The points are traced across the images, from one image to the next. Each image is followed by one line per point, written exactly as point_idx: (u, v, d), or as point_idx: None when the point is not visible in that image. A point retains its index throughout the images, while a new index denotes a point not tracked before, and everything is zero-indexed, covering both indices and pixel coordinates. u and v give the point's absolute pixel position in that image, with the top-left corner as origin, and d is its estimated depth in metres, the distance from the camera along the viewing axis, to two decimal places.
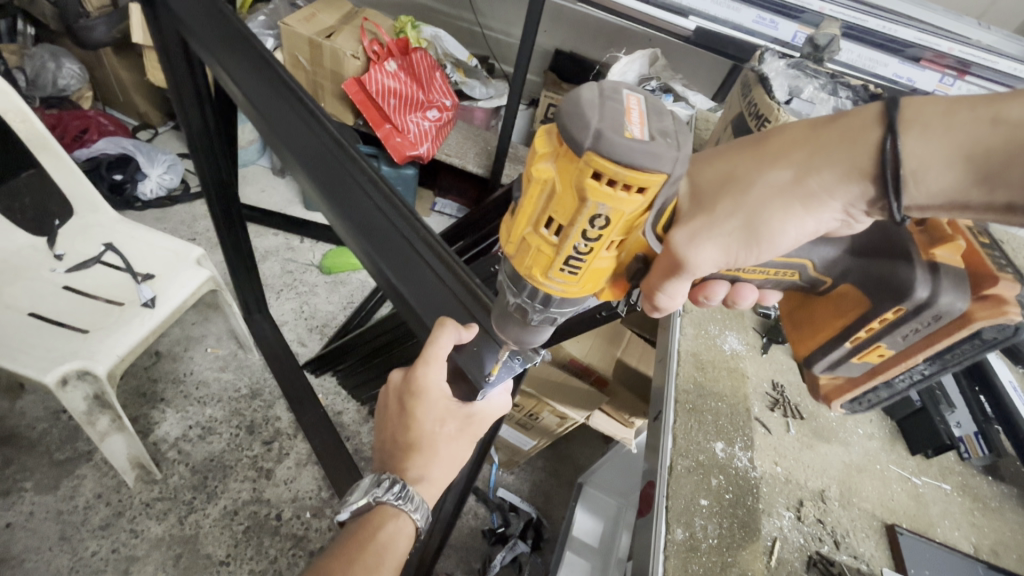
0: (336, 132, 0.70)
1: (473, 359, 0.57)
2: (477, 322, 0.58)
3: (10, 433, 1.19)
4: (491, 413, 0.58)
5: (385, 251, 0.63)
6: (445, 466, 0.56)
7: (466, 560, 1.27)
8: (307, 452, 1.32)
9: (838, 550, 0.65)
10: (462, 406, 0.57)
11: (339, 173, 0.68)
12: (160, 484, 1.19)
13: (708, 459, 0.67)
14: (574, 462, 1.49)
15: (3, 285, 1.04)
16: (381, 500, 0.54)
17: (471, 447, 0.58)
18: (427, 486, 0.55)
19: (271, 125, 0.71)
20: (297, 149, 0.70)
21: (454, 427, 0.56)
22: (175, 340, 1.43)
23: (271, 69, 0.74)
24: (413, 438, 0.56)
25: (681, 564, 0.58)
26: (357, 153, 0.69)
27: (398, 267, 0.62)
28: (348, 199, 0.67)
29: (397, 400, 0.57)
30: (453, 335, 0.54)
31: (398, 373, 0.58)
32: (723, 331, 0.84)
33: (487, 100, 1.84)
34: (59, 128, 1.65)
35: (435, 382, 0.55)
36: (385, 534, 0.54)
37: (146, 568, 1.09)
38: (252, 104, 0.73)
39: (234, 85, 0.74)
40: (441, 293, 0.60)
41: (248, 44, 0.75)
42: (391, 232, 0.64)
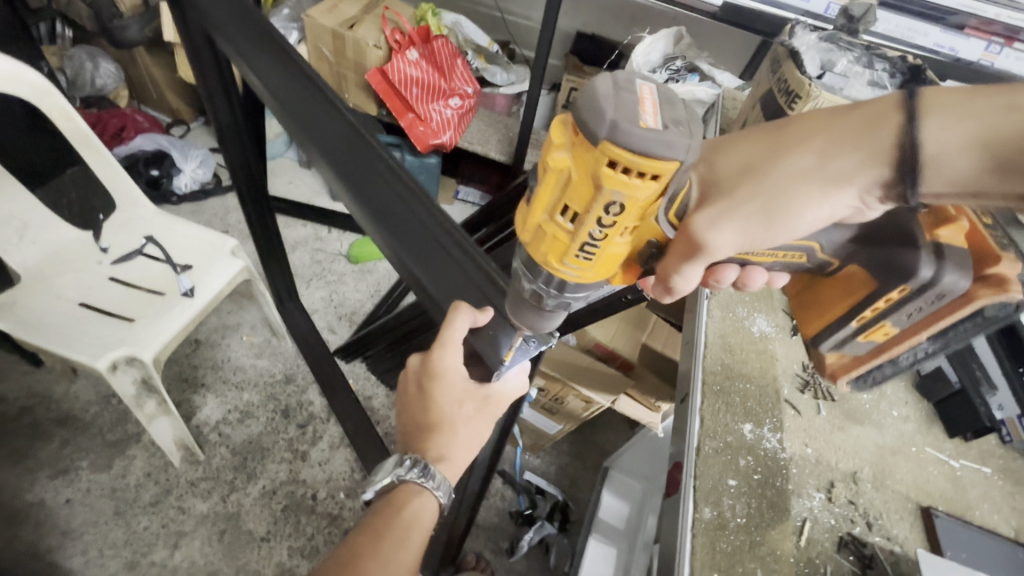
0: (354, 120, 0.71)
1: (489, 342, 0.57)
2: (493, 307, 0.58)
3: (66, 416, 1.27)
4: (508, 393, 0.59)
5: (404, 238, 0.64)
6: (467, 446, 0.58)
7: (494, 539, 1.30)
8: (340, 435, 1.36)
9: (871, 531, 0.64)
10: (480, 387, 0.58)
11: (358, 162, 0.69)
12: (203, 465, 1.25)
13: (737, 440, 0.66)
14: (600, 446, 1.49)
15: (57, 276, 1.11)
16: (404, 478, 0.55)
17: (491, 428, 0.59)
18: (448, 465, 0.56)
19: (294, 120, 0.73)
20: (319, 141, 0.71)
21: (473, 408, 0.58)
22: (213, 328, 1.48)
23: (292, 60, 0.75)
24: (433, 419, 0.57)
25: (708, 543, 0.57)
26: (374, 139, 0.69)
27: (417, 254, 0.63)
28: (368, 188, 0.68)
29: (416, 383, 0.59)
30: (466, 317, 0.55)
31: (415, 358, 0.60)
32: (752, 313, 0.82)
33: (507, 86, 1.81)
34: (99, 127, 1.73)
35: (453, 364, 0.56)
36: (410, 511, 0.55)
37: (193, 543, 1.15)
38: (277, 101, 0.75)
39: (260, 81, 0.77)
40: (459, 279, 0.61)
41: (269, 36, 0.77)
42: (408, 219, 0.65)
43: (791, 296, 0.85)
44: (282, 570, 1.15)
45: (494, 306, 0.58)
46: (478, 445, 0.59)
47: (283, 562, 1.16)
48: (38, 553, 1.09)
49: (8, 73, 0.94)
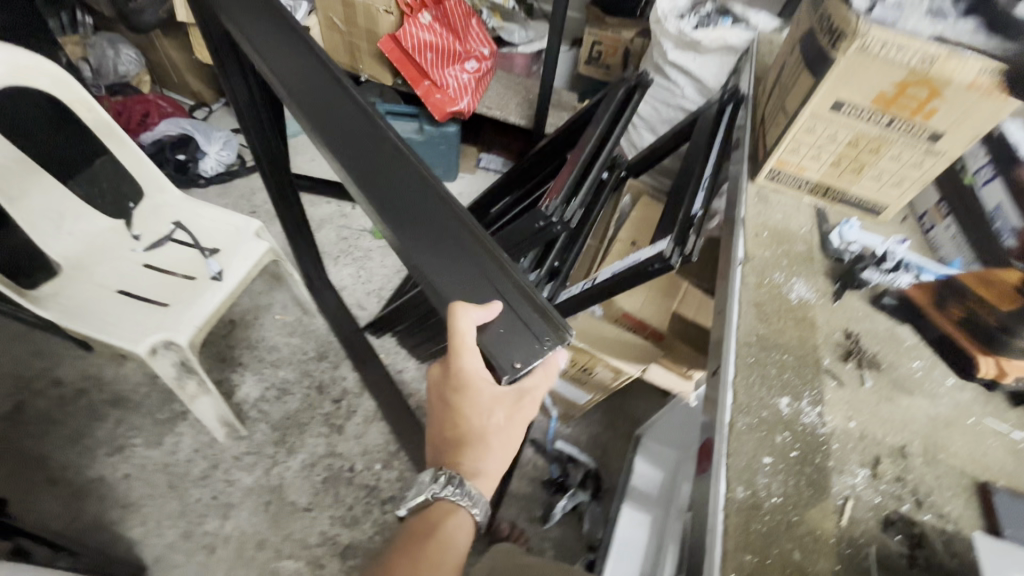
0: (360, 99, 0.67)
1: (503, 343, 0.50)
2: (504, 302, 0.53)
3: (118, 396, 1.34)
4: (539, 392, 0.54)
5: (407, 224, 0.57)
6: (499, 457, 0.56)
7: (527, 507, 1.32)
8: (373, 409, 1.39)
9: (920, 510, 0.58)
10: (507, 393, 0.53)
11: (365, 145, 0.63)
12: (246, 441, 1.31)
13: (773, 416, 0.62)
14: (631, 414, 1.48)
15: (95, 264, 1.15)
16: (439, 495, 0.54)
17: (525, 428, 0.56)
18: (483, 480, 0.55)
19: (296, 97, 0.68)
20: (322, 121, 0.66)
21: (502, 416, 0.54)
22: (247, 308, 1.53)
23: (304, 45, 0.72)
24: (463, 433, 0.55)
25: (741, 523, 0.54)
26: (382, 122, 0.65)
27: (420, 241, 0.56)
28: (370, 170, 0.61)
29: (438, 395, 0.55)
30: (472, 317, 0.49)
31: (436, 369, 0.56)
32: (789, 278, 0.77)
33: (526, 44, 1.74)
34: (125, 116, 1.76)
35: (473, 369, 0.52)
36: (447, 528, 0.54)
37: (242, 513, 1.22)
38: (279, 79, 0.70)
39: (260, 59, 0.72)
40: (469, 271, 0.55)
41: (276, 15, 0.75)
42: (412, 200, 0.59)
43: (832, 257, 0.81)
44: (325, 539, 1.20)
45: (505, 301, 0.53)
46: (512, 452, 0.57)
47: (326, 531, 1.21)
48: (104, 523, 1.17)
49: (28, 62, 0.98)
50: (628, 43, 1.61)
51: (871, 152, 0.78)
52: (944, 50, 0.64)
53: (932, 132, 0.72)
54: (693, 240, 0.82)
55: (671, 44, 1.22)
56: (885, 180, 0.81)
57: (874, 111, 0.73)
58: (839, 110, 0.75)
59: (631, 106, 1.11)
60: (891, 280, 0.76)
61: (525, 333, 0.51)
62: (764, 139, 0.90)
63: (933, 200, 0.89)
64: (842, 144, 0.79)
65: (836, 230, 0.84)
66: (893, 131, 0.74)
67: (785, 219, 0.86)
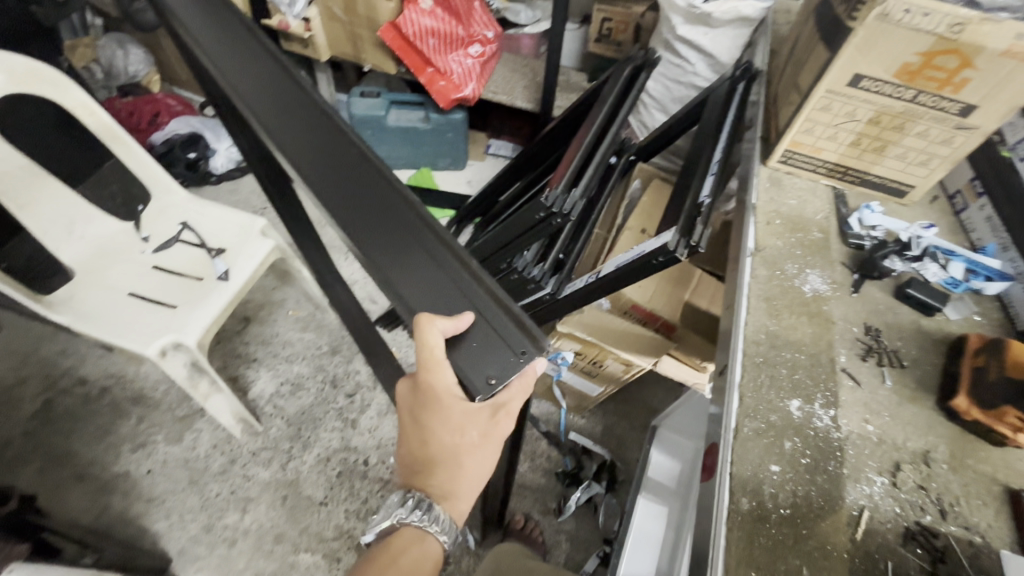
0: (323, 101, 0.64)
1: (475, 359, 0.49)
2: (475, 313, 0.51)
3: (140, 394, 1.37)
4: (516, 405, 0.51)
5: (373, 233, 0.55)
6: (473, 478, 0.53)
7: (541, 500, 1.31)
8: (386, 403, 1.40)
9: (944, 521, 0.54)
10: (482, 409, 0.50)
11: (326, 152, 0.61)
12: (262, 436, 1.33)
13: (782, 420, 0.59)
14: (647, 404, 1.45)
15: (106, 267, 1.16)
16: (405, 521, 0.52)
17: (501, 448, 0.53)
18: (453, 504, 0.53)
19: (254, 105, 0.65)
20: (282, 128, 0.63)
21: (476, 435, 0.51)
22: (260, 304, 1.54)
23: (265, 54, 0.70)
24: (434, 455, 0.53)
25: (745, 536, 0.51)
26: (347, 125, 0.63)
27: (386, 251, 0.54)
28: (332, 178, 0.59)
29: (409, 414, 0.53)
30: (439, 330, 0.48)
31: (404, 385, 0.54)
32: (803, 270, 0.73)
33: (533, 25, 1.67)
34: (135, 116, 1.78)
35: (444, 386, 0.50)
36: (410, 557, 0.53)
37: (260, 507, 1.24)
38: (235, 86, 0.66)
39: (217, 69, 0.69)
40: (438, 280, 0.53)
41: (239, 23, 0.73)
42: (379, 208, 0.57)
43: (850, 245, 0.76)
44: (341, 532, 1.22)
45: (478, 312, 0.51)
46: (486, 473, 0.54)
47: (342, 525, 1.23)
48: (130, 517, 1.21)
49: (27, 69, 0.96)
50: (638, 19, 1.54)
51: (894, 130, 0.72)
52: (977, 13, 0.58)
53: (963, 106, 0.66)
54: (699, 230, 0.78)
55: (681, 18, 1.15)
56: (911, 160, 0.75)
57: (898, 85, 0.67)
58: (857, 84, 0.70)
59: (638, 86, 1.07)
60: (916, 268, 0.74)
61: (499, 345, 0.49)
62: (777, 120, 0.85)
63: (965, 177, 0.83)
64: (862, 121, 0.73)
65: (856, 214, 0.79)
66: (918, 105, 0.68)
67: (799, 205, 0.81)
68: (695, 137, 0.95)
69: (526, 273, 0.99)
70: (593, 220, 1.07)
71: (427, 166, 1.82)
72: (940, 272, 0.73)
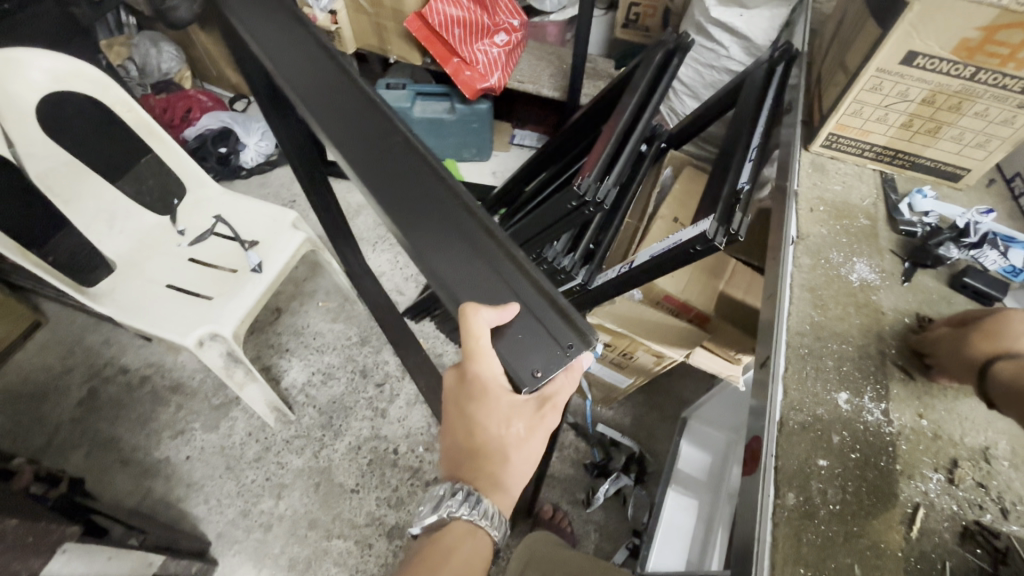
0: (367, 87, 0.64)
1: (519, 352, 0.49)
2: (520, 303, 0.50)
3: (178, 382, 1.42)
4: (561, 400, 0.52)
5: (416, 221, 0.54)
6: (520, 470, 0.54)
7: (570, 491, 1.30)
8: (415, 393, 1.41)
9: (1005, 520, 0.52)
10: (529, 401, 0.52)
11: (370, 138, 0.60)
12: (295, 424, 1.36)
13: (829, 413, 0.57)
14: (676, 396, 1.43)
15: (144, 260, 1.20)
16: (456, 514, 0.51)
17: (547, 441, 0.54)
18: (501, 497, 0.52)
19: (300, 92, 0.65)
20: (328, 114, 0.63)
21: (523, 428, 0.52)
22: (291, 296, 1.57)
23: (310, 38, 0.70)
24: (481, 445, 0.53)
25: (793, 534, 0.50)
26: (390, 111, 0.62)
27: (429, 239, 0.53)
28: (377, 165, 0.58)
29: (455, 404, 0.54)
30: (485, 320, 0.47)
31: (450, 375, 0.54)
32: (850, 258, 0.70)
33: (559, 12, 1.63)
34: (169, 112, 1.82)
35: (490, 375, 0.51)
36: (461, 553, 0.51)
37: (294, 493, 1.27)
38: (282, 73, 0.67)
39: (266, 56, 0.70)
40: (482, 270, 0.52)
41: (283, 8, 0.73)
42: (420, 195, 0.56)
43: (900, 232, 0.73)
44: (372, 519, 1.24)
45: (522, 303, 0.50)
46: (531, 465, 0.55)
47: (373, 512, 1.25)
48: (171, 501, 1.26)
49: (70, 70, 0.98)
50: (667, 2, 1.50)
51: (950, 111, 0.69)
52: None
53: None
54: (739, 218, 0.75)
55: (715, 0, 1.14)
56: (966, 142, 0.72)
57: (956, 62, 0.63)
58: (910, 62, 0.66)
59: (671, 71, 1.04)
60: (973, 256, 0.71)
61: (545, 339, 0.48)
62: (820, 102, 0.81)
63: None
64: (915, 101, 0.70)
65: (905, 200, 0.75)
66: (978, 83, 0.64)
67: (844, 190, 0.78)
68: (731, 122, 0.93)
69: (555, 263, 0.98)
70: (622, 210, 1.05)
71: (452, 157, 1.82)
72: (1000, 260, 0.70)
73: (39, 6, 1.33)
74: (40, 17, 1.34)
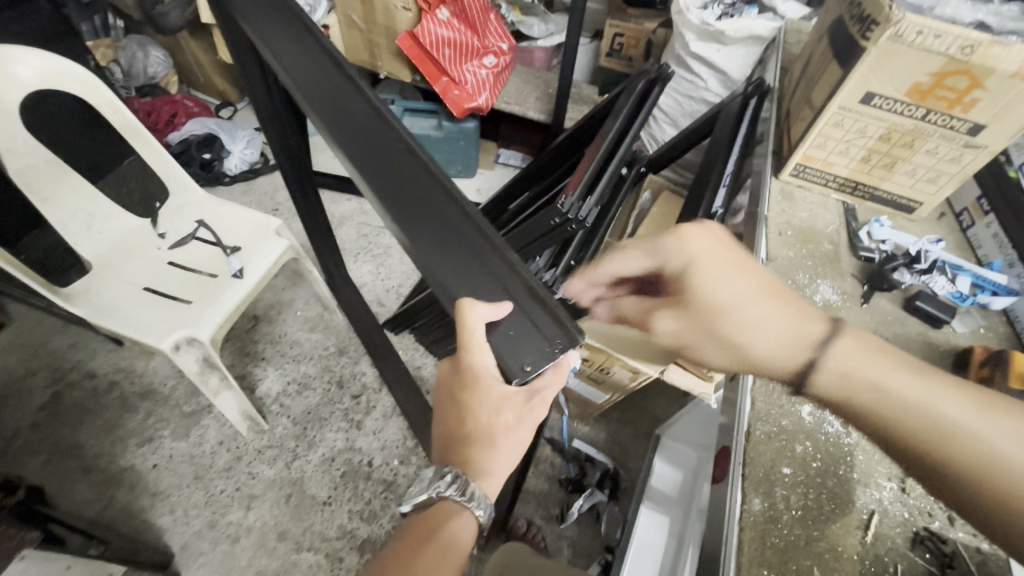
0: (367, 92, 0.65)
1: (511, 346, 0.51)
2: (514, 303, 0.52)
3: (148, 389, 1.38)
4: (550, 392, 0.54)
5: (419, 228, 0.58)
6: (506, 458, 0.54)
7: (544, 505, 1.31)
8: (392, 405, 1.41)
9: (952, 527, 0.55)
10: (518, 393, 0.52)
11: (375, 147, 0.63)
12: (268, 434, 1.33)
13: (794, 424, 0.60)
14: (651, 413, 1.46)
15: (123, 262, 1.18)
16: (444, 494, 0.51)
17: (533, 434, 0.54)
18: (489, 481, 0.52)
19: (312, 103, 0.69)
20: (336, 123, 0.66)
21: (511, 418, 0.52)
22: (270, 304, 1.56)
23: (313, 40, 0.71)
24: (471, 432, 0.53)
25: (758, 537, 0.52)
26: (391, 115, 0.63)
27: (431, 244, 0.57)
28: (384, 174, 0.62)
29: (448, 393, 0.54)
30: (479, 315, 0.50)
31: (445, 365, 0.55)
32: (814, 280, 0.76)
33: (546, 38, 1.71)
34: (153, 116, 1.81)
35: (484, 366, 0.52)
36: (449, 531, 0.51)
37: (264, 505, 1.24)
38: (296, 85, 0.71)
39: (281, 67, 0.73)
40: (479, 273, 0.54)
41: (285, 11, 0.74)
42: (422, 201, 0.59)
43: (860, 258, 0.79)
44: (344, 532, 1.22)
45: (514, 302, 0.52)
46: (518, 453, 0.55)
47: (344, 525, 1.23)
48: (135, 511, 1.22)
49: (58, 68, 0.98)
50: (649, 35, 1.57)
51: (904, 147, 0.75)
52: (986, 36, 0.60)
53: (971, 125, 0.68)
54: None
55: (693, 35, 1.18)
56: (919, 177, 0.78)
57: (908, 104, 0.69)
58: (869, 102, 0.72)
59: (650, 100, 1.09)
60: (924, 281, 0.77)
61: (536, 337, 0.50)
62: (789, 135, 0.87)
63: (972, 196, 0.85)
64: (873, 138, 0.76)
65: (865, 229, 0.81)
66: (928, 124, 0.70)
67: (811, 217, 0.84)
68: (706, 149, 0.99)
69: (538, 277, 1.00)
70: (604, 228, 1.09)
71: None
72: (948, 285, 0.76)
73: (30, 4, 1.32)
74: (28, 15, 1.33)
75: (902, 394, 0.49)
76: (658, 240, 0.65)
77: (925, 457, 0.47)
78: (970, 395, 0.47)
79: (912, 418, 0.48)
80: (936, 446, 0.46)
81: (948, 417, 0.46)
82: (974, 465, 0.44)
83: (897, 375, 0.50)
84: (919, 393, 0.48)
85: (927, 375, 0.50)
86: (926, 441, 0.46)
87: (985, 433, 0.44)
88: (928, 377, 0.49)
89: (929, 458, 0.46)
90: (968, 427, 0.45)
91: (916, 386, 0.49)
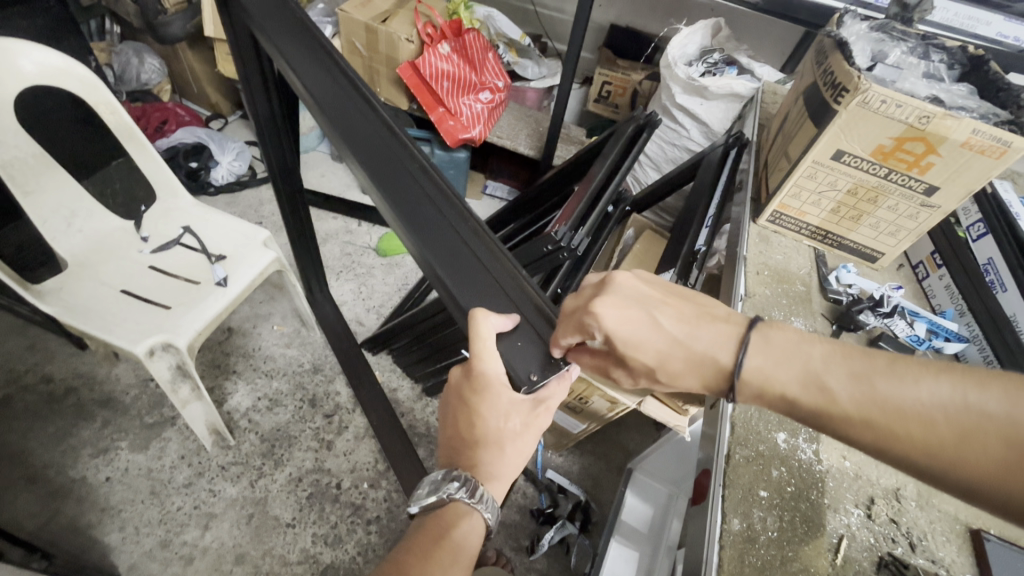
0: (388, 117, 0.70)
1: (518, 356, 0.54)
2: (521, 315, 0.56)
3: (108, 397, 1.32)
4: (554, 402, 0.54)
5: (430, 236, 0.60)
6: (512, 463, 0.55)
7: (515, 536, 1.29)
8: (365, 426, 1.38)
9: (913, 553, 0.60)
10: (525, 400, 0.53)
11: (389, 162, 0.66)
12: (233, 450, 1.29)
13: (769, 449, 0.64)
14: (623, 447, 1.47)
15: (98, 264, 1.15)
16: (454, 497, 0.52)
17: (538, 440, 0.55)
18: (496, 484, 0.54)
19: (327, 111, 0.71)
20: (352, 137, 0.68)
21: (519, 423, 0.53)
22: (245, 317, 1.53)
23: (335, 65, 0.75)
24: (479, 436, 0.54)
25: (736, 555, 0.55)
26: (410, 141, 0.68)
27: (442, 253, 0.59)
28: (396, 186, 0.64)
29: (457, 396, 0.55)
30: (491, 324, 0.53)
31: (455, 368, 0.56)
32: (789, 318, 0.81)
33: (539, 79, 1.81)
34: (142, 121, 1.80)
35: (495, 372, 0.53)
36: (459, 533, 0.53)
37: (223, 525, 1.19)
38: (310, 92, 0.72)
39: (294, 74, 0.75)
40: (488, 283, 0.58)
41: (311, 33, 0.78)
42: (434, 215, 0.62)
43: (829, 299, 0.85)
44: (306, 557, 1.17)
45: (521, 315, 0.56)
46: (521, 459, 0.56)
47: (308, 549, 1.18)
48: (80, 527, 1.14)
49: (61, 67, 0.98)
50: (636, 85, 1.68)
51: (869, 202, 0.82)
52: (940, 109, 0.68)
53: (927, 186, 0.76)
54: (694, 275, 0.94)
55: (679, 88, 1.27)
56: (882, 230, 0.85)
57: (873, 163, 0.77)
58: (839, 158, 0.79)
59: (640, 142, 1.16)
60: (887, 323, 0.83)
61: (538, 349, 0.54)
62: (767, 183, 0.94)
63: (927, 250, 0.93)
64: (842, 191, 0.83)
65: (834, 273, 0.88)
66: (890, 182, 0.78)
67: (785, 260, 0.90)
68: (692, 193, 1.12)
69: None
70: (590, 259, 1.15)
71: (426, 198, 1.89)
72: (907, 329, 0.83)
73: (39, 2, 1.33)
74: (37, 12, 1.33)
75: (838, 399, 0.47)
76: (586, 304, 0.53)
77: (887, 454, 0.46)
78: (905, 370, 0.47)
79: (857, 421, 0.47)
80: (891, 443, 0.45)
81: (893, 408, 0.45)
82: (934, 454, 0.44)
83: (824, 376, 0.49)
84: (855, 390, 0.47)
85: (855, 362, 0.48)
86: (883, 436, 0.46)
87: (932, 413, 0.44)
88: (861, 369, 0.48)
89: (892, 454, 0.46)
90: (914, 413, 0.45)
91: (849, 384, 0.47)
